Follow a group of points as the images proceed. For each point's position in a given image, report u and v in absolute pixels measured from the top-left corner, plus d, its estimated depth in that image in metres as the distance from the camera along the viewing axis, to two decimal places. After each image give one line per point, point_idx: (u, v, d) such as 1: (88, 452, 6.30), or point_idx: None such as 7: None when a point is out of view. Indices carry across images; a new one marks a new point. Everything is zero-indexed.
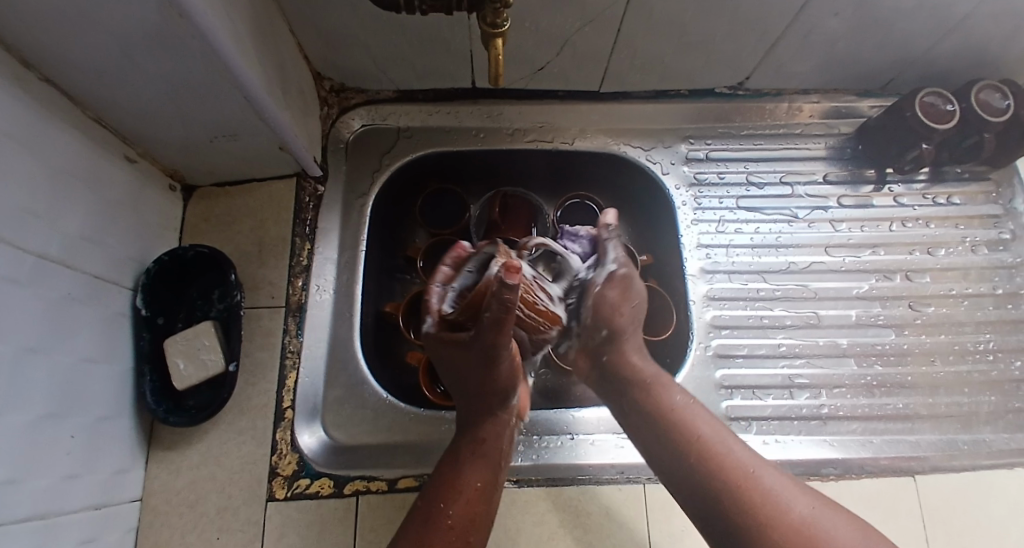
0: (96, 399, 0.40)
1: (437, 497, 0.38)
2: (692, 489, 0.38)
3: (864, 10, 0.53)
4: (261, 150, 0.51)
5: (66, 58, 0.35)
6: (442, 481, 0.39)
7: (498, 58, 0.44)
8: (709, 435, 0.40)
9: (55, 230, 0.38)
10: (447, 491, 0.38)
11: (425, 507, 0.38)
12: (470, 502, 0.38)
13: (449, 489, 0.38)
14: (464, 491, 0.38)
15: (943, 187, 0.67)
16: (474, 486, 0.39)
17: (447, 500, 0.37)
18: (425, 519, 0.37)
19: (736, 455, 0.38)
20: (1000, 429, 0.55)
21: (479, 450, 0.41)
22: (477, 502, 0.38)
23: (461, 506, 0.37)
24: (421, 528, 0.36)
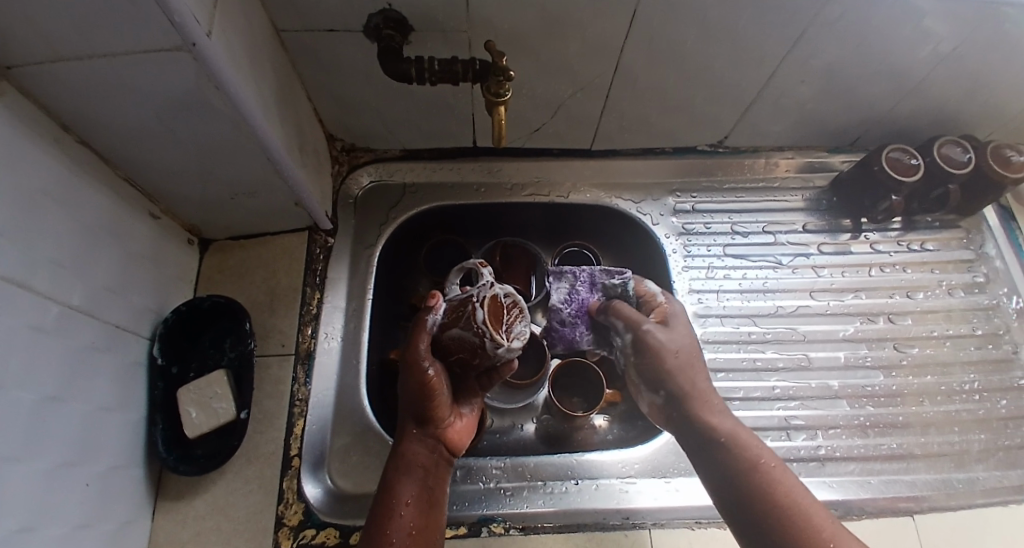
0: (110, 448, 0.41)
1: (379, 521, 0.38)
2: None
3: (828, 77, 0.59)
4: (278, 206, 0.55)
5: (110, 124, 0.39)
6: (377, 501, 0.40)
7: (501, 122, 0.48)
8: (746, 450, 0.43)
9: (83, 282, 0.40)
10: (386, 513, 0.39)
11: (369, 532, 0.38)
12: (408, 519, 0.39)
13: (384, 517, 0.38)
14: (395, 509, 0.39)
15: (917, 235, 0.72)
16: (405, 503, 0.39)
17: (386, 520, 0.38)
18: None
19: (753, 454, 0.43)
20: (992, 466, 0.56)
21: (404, 467, 0.41)
22: (413, 518, 0.39)
23: (397, 523, 0.38)
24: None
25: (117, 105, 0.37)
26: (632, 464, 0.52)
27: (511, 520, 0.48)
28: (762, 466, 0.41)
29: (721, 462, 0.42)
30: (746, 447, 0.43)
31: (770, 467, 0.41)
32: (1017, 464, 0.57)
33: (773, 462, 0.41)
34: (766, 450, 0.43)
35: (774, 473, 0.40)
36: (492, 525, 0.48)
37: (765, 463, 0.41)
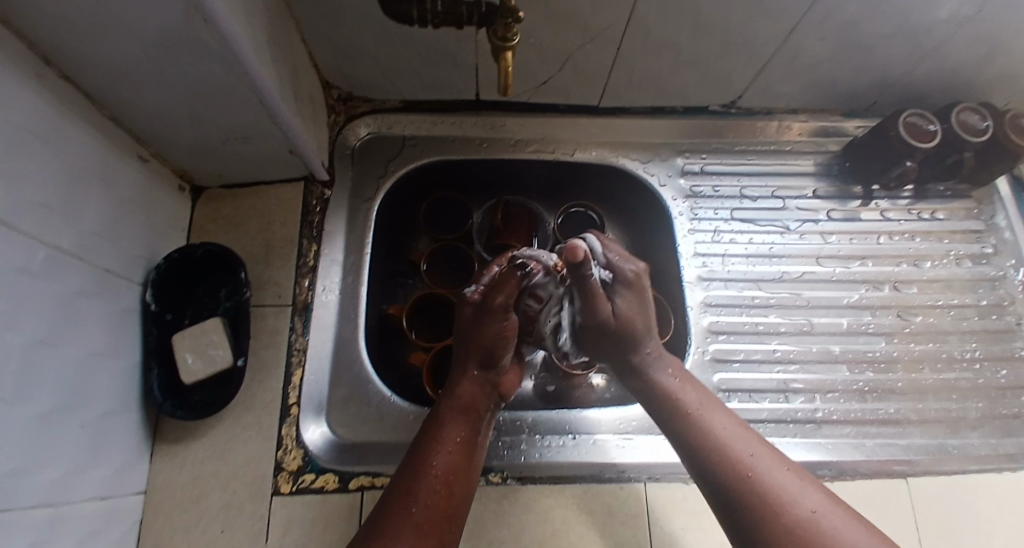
0: (102, 393, 0.41)
1: (424, 452, 0.41)
2: (742, 530, 0.36)
3: (849, 35, 0.56)
4: (272, 154, 0.53)
5: (94, 59, 0.37)
6: (426, 435, 0.42)
7: (508, 69, 0.44)
8: (694, 403, 0.44)
9: (71, 225, 0.39)
10: (431, 445, 0.41)
11: (414, 462, 0.40)
12: (452, 458, 0.41)
13: (429, 446, 0.41)
14: (446, 444, 0.41)
15: (927, 203, 0.70)
16: (453, 441, 0.41)
17: (429, 454, 0.40)
18: (402, 477, 0.39)
19: (709, 415, 0.43)
20: (989, 434, 0.57)
21: (459, 407, 0.44)
22: (457, 455, 0.41)
23: (445, 459, 0.40)
24: (405, 481, 0.39)
25: (103, 38, 0.35)
26: (631, 420, 0.52)
27: (507, 471, 0.48)
28: (694, 418, 0.43)
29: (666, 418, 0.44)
30: (680, 399, 0.44)
31: (705, 420, 0.42)
32: (1013, 433, 0.57)
33: (707, 410, 0.43)
34: (704, 400, 0.44)
35: (705, 422, 0.42)
36: (490, 475, 0.48)
37: (698, 412, 0.43)
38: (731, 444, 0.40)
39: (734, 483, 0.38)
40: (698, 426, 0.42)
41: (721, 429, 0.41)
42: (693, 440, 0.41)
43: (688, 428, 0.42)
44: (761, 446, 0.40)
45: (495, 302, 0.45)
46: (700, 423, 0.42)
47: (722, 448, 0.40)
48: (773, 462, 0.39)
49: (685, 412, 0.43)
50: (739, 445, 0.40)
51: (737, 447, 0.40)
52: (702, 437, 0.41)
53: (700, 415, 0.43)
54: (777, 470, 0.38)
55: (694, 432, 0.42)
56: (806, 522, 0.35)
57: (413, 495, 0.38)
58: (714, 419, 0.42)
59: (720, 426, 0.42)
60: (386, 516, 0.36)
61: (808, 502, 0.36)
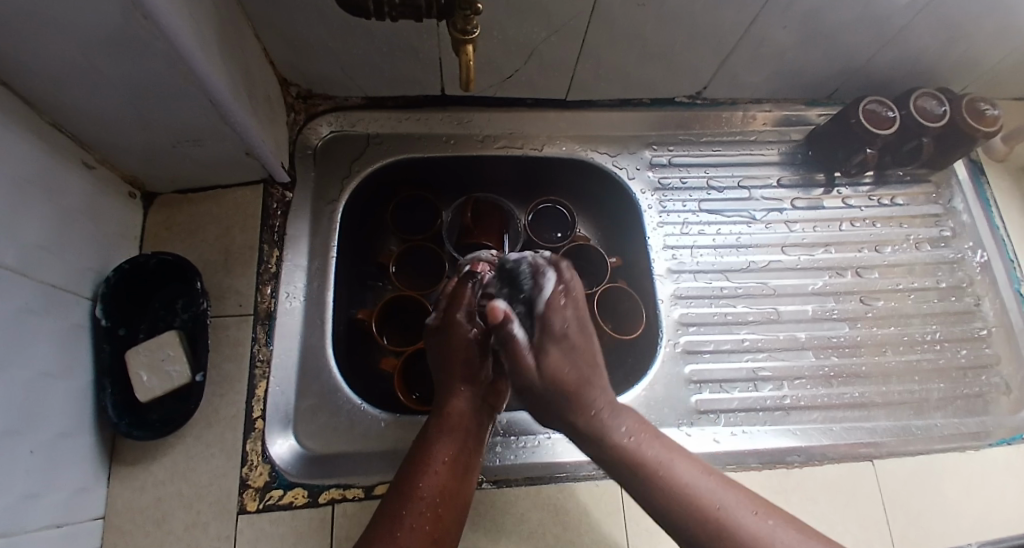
0: (55, 415, 0.39)
1: (412, 475, 0.40)
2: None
3: (810, 23, 0.56)
4: (226, 156, 0.50)
5: (30, 62, 0.34)
6: (415, 456, 0.42)
7: (469, 63, 0.43)
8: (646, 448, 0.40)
9: (14, 238, 0.37)
10: (418, 468, 0.41)
11: (402, 484, 0.40)
12: (439, 478, 0.40)
13: (417, 469, 0.41)
14: (433, 465, 0.41)
15: (887, 189, 0.72)
16: (441, 461, 0.41)
17: (417, 478, 0.40)
18: (388, 505, 0.39)
19: (665, 460, 0.40)
20: (949, 413, 0.59)
21: (447, 426, 0.44)
22: (446, 477, 0.41)
23: (432, 481, 0.40)
24: (392, 509, 0.39)
25: (35, 39, 0.32)
26: None
27: (483, 474, 0.48)
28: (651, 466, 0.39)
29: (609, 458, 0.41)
30: (632, 447, 0.41)
31: (647, 452, 0.40)
32: (972, 411, 0.59)
33: (645, 441, 0.41)
34: (641, 429, 0.42)
35: (663, 469, 0.39)
36: None
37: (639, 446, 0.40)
38: (678, 479, 0.38)
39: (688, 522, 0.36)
40: (656, 476, 0.39)
41: (666, 462, 0.39)
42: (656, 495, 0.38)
43: (632, 469, 0.40)
44: (718, 482, 0.39)
45: (455, 315, 0.48)
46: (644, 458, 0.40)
47: (671, 488, 0.38)
48: (724, 489, 0.38)
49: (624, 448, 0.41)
50: (702, 487, 0.38)
51: (684, 480, 0.38)
52: (649, 474, 0.39)
53: (655, 463, 0.39)
54: (744, 511, 0.37)
55: (639, 471, 0.39)
56: None
57: (398, 519, 0.38)
58: (672, 463, 0.39)
59: (662, 458, 0.40)
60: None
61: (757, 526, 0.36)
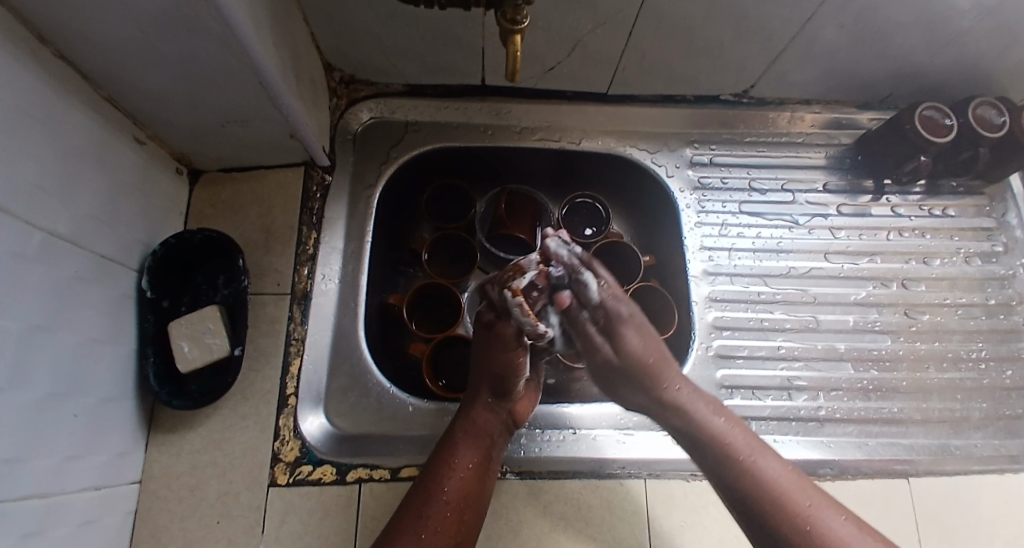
0: (99, 381, 0.40)
1: (436, 475, 0.41)
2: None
3: (868, 24, 0.54)
4: (271, 137, 0.51)
5: (89, 38, 0.35)
6: (438, 459, 0.42)
7: (516, 54, 0.42)
8: (742, 447, 0.42)
9: (66, 208, 0.38)
10: (443, 470, 0.41)
11: (426, 481, 0.41)
12: (463, 482, 0.41)
13: (440, 470, 0.41)
14: (458, 470, 0.41)
15: (939, 199, 0.69)
16: (464, 466, 0.42)
17: (441, 479, 0.41)
18: (413, 500, 0.40)
19: (760, 464, 0.41)
20: (992, 435, 0.57)
21: (474, 433, 0.44)
22: (468, 480, 0.41)
23: (455, 484, 0.41)
24: (416, 501, 0.40)
25: (95, 15, 0.33)
26: (632, 416, 0.52)
27: (507, 465, 0.48)
28: (744, 464, 0.41)
29: (717, 467, 0.42)
30: (730, 442, 0.43)
31: (759, 466, 0.41)
32: (1016, 434, 0.57)
33: (760, 455, 0.42)
34: (755, 442, 0.43)
35: (756, 469, 0.41)
36: None
37: (754, 460, 0.41)
38: (792, 496, 0.39)
39: (795, 542, 0.37)
40: (748, 473, 0.41)
41: (778, 477, 0.40)
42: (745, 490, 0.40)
43: (739, 471, 0.41)
44: (812, 491, 0.40)
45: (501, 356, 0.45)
46: (756, 474, 0.40)
47: (785, 502, 0.39)
48: (817, 499, 0.39)
49: (736, 458, 0.41)
50: (794, 492, 0.39)
51: (797, 497, 0.39)
52: (762, 490, 0.40)
53: (750, 461, 0.41)
54: (833, 522, 0.38)
55: (747, 475, 0.41)
56: None
57: (423, 519, 0.39)
58: (765, 464, 0.41)
59: (774, 473, 0.40)
60: (396, 534, 0.38)
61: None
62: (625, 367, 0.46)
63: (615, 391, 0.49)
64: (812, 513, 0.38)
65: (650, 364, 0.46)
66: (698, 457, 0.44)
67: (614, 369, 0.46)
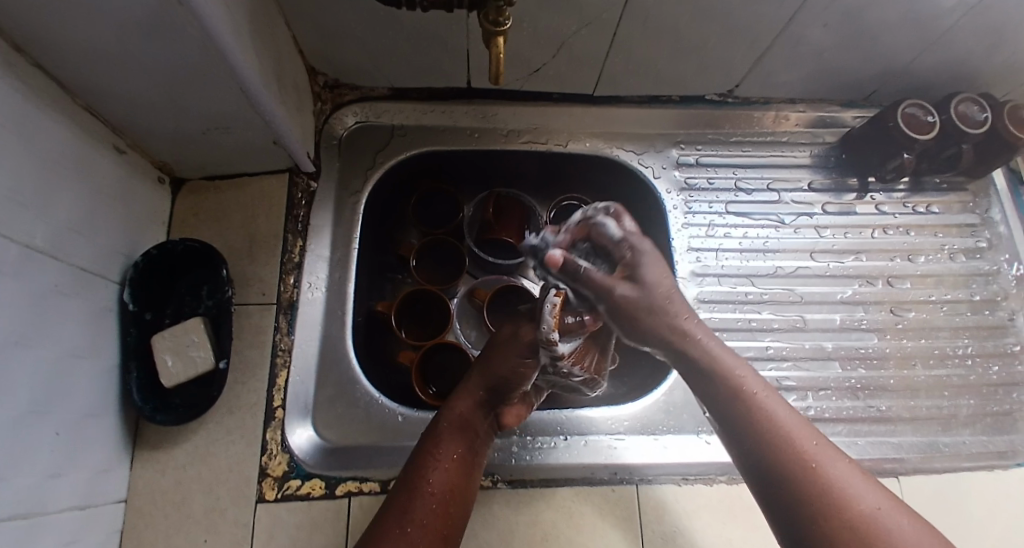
0: (81, 397, 0.39)
1: (419, 468, 0.41)
2: (796, 531, 0.33)
3: (853, 23, 0.54)
4: (254, 144, 0.50)
5: (63, 46, 0.34)
6: (422, 453, 0.42)
7: (499, 56, 0.42)
8: (754, 386, 0.39)
9: (43, 220, 0.37)
10: (427, 463, 0.41)
11: (410, 477, 0.40)
12: (448, 475, 0.41)
13: (425, 464, 0.41)
14: (443, 462, 0.41)
15: (923, 197, 0.69)
16: (449, 459, 0.41)
17: (425, 472, 0.40)
18: (397, 499, 0.39)
19: (769, 405, 0.37)
20: (977, 430, 0.57)
21: (460, 425, 0.44)
22: (454, 473, 0.41)
23: (440, 477, 0.40)
24: (400, 498, 0.39)
25: (68, 23, 0.32)
26: (623, 421, 0.52)
27: (498, 474, 0.48)
28: (751, 402, 0.38)
29: (722, 401, 0.39)
30: (739, 379, 0.39)
31: (766, 404, 0.37)
32: (1000, 428, 0.57)
33: (769, 394, 0.38)
34: (767, 384, 0.39)
35: (763, 408, 0.37)
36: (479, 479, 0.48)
37: (761, 396, 0.38)
38: (799, 439, 0.35)
39: (795, 480, 0.34)
40: (755, 409, 0.37)
41: (784, 417, 0.37)
42: (748, 426, 0.37)
43: (744, 406, 0.38)
44: (825, 440, 0.36)
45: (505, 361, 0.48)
46: (761, 410, 0.37)
47: (787, 441, 0.35)
48: (830, 450, 0.35)
49: (741, 391, 0.38)
50: (801, 436, 0.36)
51: (802, 438, 0.35)
52: (765, 424, 0.36)
53: (758, 398, 0.38)
54: (843, 470, 0.34)
55: (750, 411, 0.37)
56: (868, 527, 0.31)
57: (407, 513, 0.38)
58: (775, 405, 0.37)
59: (782, 414, 0.37)
60: (381, 535, 0.36)
61: (871, 500, 0.33)
62: (643, 298, 0.41)
63: (638, 332, 0.43)
64: (818, 457, 0.34)
65: (666, 296, 0.41)
66: (704, 396, 0.41)
67: (637, 305, 0.41)
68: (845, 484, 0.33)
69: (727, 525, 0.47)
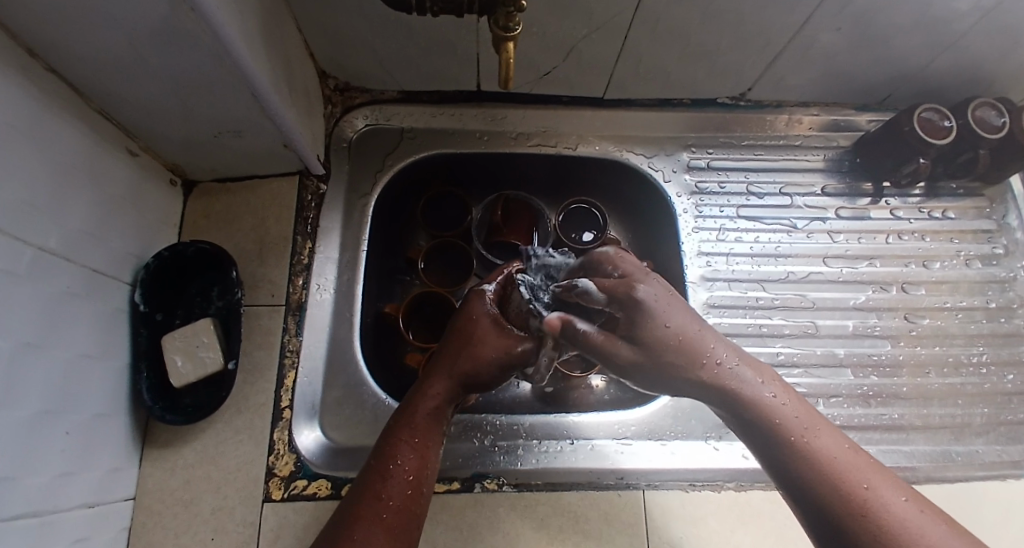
0: (93, 397, 0.40)
1: (393, 452, 0.37)
2: None
3: (867, 26, 0.53)
4: (264, 147, 0.51)
5: (77, 51, 0.35)
6: (395, 438, 0.38)
7: (509, 62, 0.42)
8: (796, 421, 0.34)
9: (56, 224, 0.37)
10: (402, 447, 0.37)
11: (383, 460, 0.37)
12: (422, 461, 0.38)
13: (399, 449, 0.37)
14: (420, 449, 0.38)
15: (938, 202, 0.68)
16: (425, 446, 0.38)
17: (398, 457, 0.37)
18: (366, 483, 0.36)
19: (816, 444, 0.33)
20: (994, 441, 0.56)
21: (436, 412, 0.40)
22: (429, 460, 0.38)
23: (415, 463, 0.37)
24: (371, 482, 0.36)
25: (81, 29, 0.33)
26: (630, 426, 0.52)
27: (504, 477, 0.48)
28: (800, 444, 0.33)
29: (764, 445, 0.35)
30: (781, 417, 0.34)
31: (815, 446, 0.33)
32: (1018, 439, 0.56)
33: (814, 430, 0.34)
34: (812, 420, 0.35)
35: (810, 449, 0.33)
36: (485, 482, 0.48)
37: (809, 437, 0.34)
38: (853, 479, 0.32)
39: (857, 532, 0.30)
40: (802, 451, 0.33)
41: (835, 456, 0.33)
42: (798, 473, 0.33)
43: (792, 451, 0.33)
44: (874, 469, 0.33)
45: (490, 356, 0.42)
46: (808, 451, 0.33)
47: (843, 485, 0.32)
48: (884, 482, 0.32)
49: (783, 433, 0.34)
50: (855, 475, 0.32)
51: (854, 476, 0.32)
52: (818, 471, 0.32)
53: (804, 439, 0.34)
54: (903, 507, 0.31)
55: (799, 455, 0.33)
56: None
57: (381, 498, 0.35)
58: (821, 441, 0.34)
59: (831, 452, 0.33)
60: (352, 525, 0.34)
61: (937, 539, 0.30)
62: (656, 356, 0.35)
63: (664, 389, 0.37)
64: (877, 499, 0.31)
65: (683, 345, 0.35)
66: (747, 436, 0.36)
67: (638, 369, 0.36)
68: (904, 522, 0.30)
69: (736, 533, 0.47)
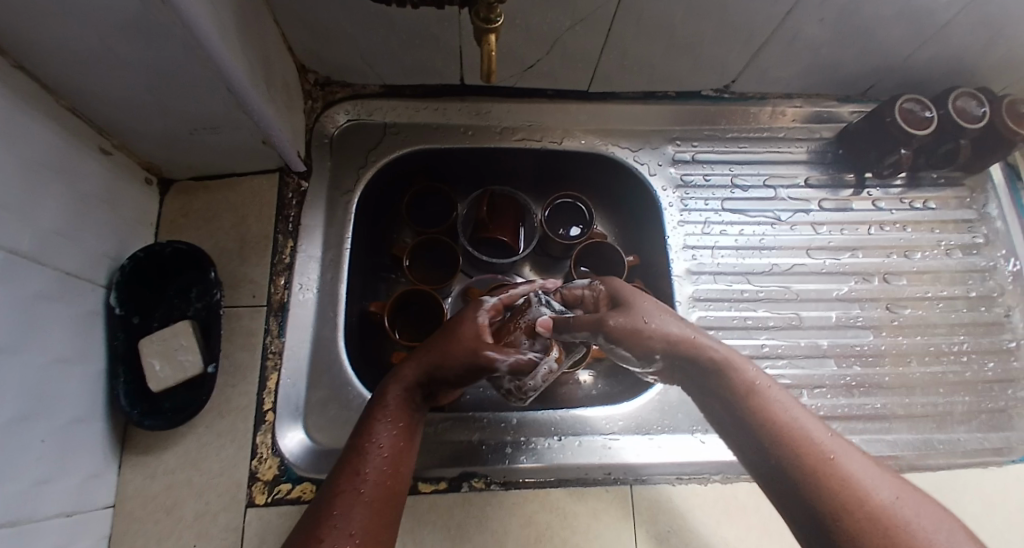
0: (69, 402, 0.39)
1: (374, 432, 0.36)
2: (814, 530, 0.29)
3: (849, 18, 0.53)
4: (242, 144, 0.50)
5: (43, 46, 0.33)
6: (376, 420, 0.36)
7: (491, 54, 0.41)
8: (756, 381, 0.35)
9: (27, 225, 0.36)
10: (384, 428, 0.36)
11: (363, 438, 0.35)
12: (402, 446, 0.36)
13: (381, 431, 0.36)
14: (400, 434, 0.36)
15: (920, 192, 0.69)
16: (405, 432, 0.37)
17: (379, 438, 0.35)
18: (344, 461, 0.34)
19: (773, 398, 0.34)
20: (974, 428, 0.57)
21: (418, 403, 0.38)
22: (408, 446, 0.37)
23: (395, 447, 0.36)
24: (351, 459, 0.34)
25: (47, 24, 0.31)
26: (617, 421, 0.52)
27: (492, 475, 0.48)
28: (757, 398, 0.34)
29: (726, 401, 0.35)
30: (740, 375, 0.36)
31: (774, 401, 0.34)
32: (997, 426, 0.57)
33: (773, 388, 0.35)
34: (769, 378, 0.36)
35: (766, 401, 0.34)
36: (473, 481, 0.48)
37: (766, 390, 0.35)
38: (807, 431, 0.32)
39: (811, 479, 0.30)
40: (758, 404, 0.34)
41: (795, 411, 0.33)
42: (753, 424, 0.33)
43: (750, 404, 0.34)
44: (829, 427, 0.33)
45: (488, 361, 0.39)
46: (764, 404, 0.34)
47: (796, 434, 0.32)
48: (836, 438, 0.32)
49: (740, 388, 0.35)
50: (810, 427, 0.32)
51: (809, 428, 0.32)
52: (772, 423, 0.33)
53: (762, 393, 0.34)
54: (856, 460, 0.31)
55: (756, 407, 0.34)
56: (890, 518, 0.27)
57: (360, 476, 0.34)
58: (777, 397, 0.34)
59: (787, 406, 0.34)
60: (331, 502, 0.32)
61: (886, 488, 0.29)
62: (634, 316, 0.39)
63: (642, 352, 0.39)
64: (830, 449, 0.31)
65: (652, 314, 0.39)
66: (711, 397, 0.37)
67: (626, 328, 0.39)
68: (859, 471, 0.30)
69: (720, 525, 0.47)
